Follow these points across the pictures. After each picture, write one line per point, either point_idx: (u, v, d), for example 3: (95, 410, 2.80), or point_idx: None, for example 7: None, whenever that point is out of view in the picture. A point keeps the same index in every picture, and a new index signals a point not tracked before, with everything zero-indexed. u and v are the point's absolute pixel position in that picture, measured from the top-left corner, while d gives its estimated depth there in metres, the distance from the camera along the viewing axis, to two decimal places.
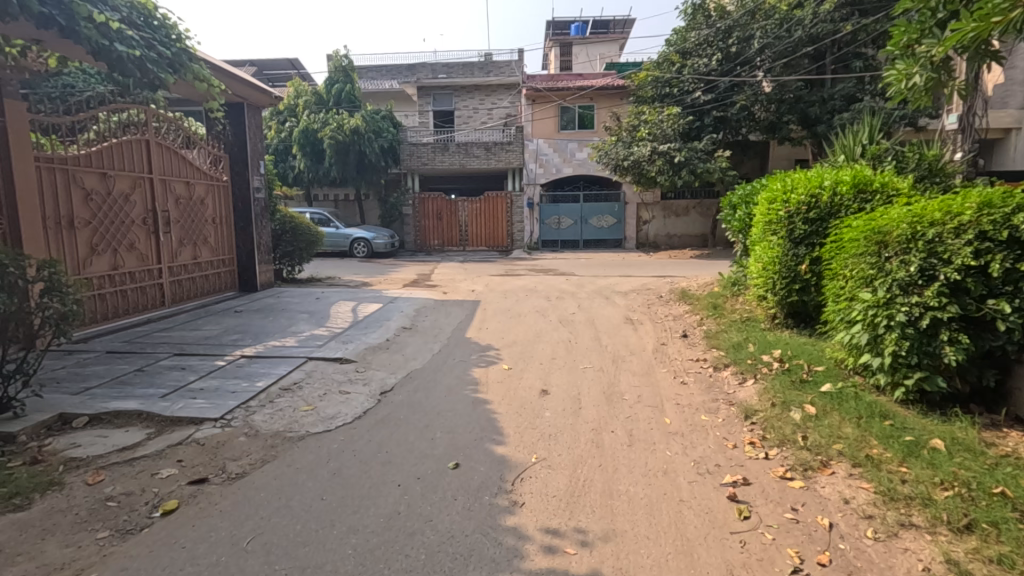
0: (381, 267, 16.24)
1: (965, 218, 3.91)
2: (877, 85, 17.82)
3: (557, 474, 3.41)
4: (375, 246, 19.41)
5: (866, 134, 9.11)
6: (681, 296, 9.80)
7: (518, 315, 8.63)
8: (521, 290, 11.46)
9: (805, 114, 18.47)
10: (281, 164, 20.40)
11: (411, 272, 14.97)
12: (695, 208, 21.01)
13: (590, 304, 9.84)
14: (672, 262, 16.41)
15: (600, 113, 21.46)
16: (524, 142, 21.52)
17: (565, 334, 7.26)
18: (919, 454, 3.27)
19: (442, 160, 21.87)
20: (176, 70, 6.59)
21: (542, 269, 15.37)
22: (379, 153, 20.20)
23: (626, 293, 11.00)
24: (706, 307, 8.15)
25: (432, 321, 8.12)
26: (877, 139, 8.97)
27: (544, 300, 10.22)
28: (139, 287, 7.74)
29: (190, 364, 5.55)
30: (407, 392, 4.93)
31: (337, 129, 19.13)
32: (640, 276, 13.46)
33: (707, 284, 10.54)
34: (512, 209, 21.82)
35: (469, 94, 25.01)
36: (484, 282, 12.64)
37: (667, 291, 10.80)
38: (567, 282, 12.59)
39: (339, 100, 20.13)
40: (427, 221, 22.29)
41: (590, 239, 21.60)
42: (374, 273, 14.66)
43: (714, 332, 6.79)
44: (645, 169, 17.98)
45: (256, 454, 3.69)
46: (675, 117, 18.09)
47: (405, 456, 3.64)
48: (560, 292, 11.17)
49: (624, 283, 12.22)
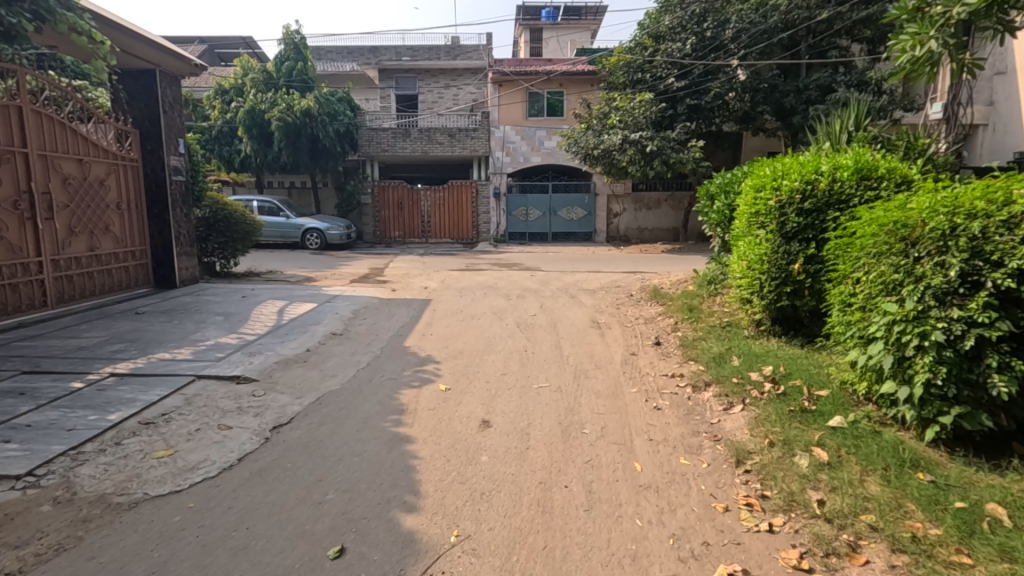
0: (332, 261, 14.98)
1: (1018, 208, 3.04)
2: (854, 76, 17.32)
3: (487, 566, 2.42)
4: (329, 238, 18.05)
5: (853, 119, 8.26)
6: (654, 296, 8.90)
7: (471, 318, 7.58)
8: (480, 287, 10.41)
9: (779, 104, 17.96)
10: (225, 147, 18.75)
11: (363, 266, 13.78)
12: (667, 201, 20.29)
13: (553, 304, 8.85)
14: (643, 257, 15.62)
15: (570, 100, 20.47)
16: (491, 129, 20.39)
17: (520, 342, 6.25)
18: (981, 533, 2.43)
19: (404, 146, 20.57)
20: (39, 16, 5.42)
21: (506, 264, 14.35)
22: (335, 137, 18.78)
23: (594, 291, 10.06)
24: (681, 309, 7.26)
25: (370, 325, 7.02)
26: (864, 125, 8.18)
27: (505, 300, 9.19)
28: (8, 285, 6.48)
29: (37, 386, 4.34)
30: (307, 425, 3.82)
31: (286, 110, 17.62)
32: (611, 272, 12.55)
33: (681, 283, 9.69)
34: (477, 199, 20.69)
35: (434, 78, 23.75)
36: (441, 279, 11.54)
37: (638, 290, 9.91)
38: (531, 278, 11.59)
39: (290, 80, 18.63)
40: (387, 211, 20.99)
41: (559, 232, 20.66)
42: (322, 267, 13.39)
43: (691, 340, 5.89)
44: (616, 159, 17.11)
45: (52, 535, 2.56)
46: (647, 104, 17.17)
47: (273, 536, 2.58)
48: (522, 290, 10.17)
49: (592, 280, 11.29)
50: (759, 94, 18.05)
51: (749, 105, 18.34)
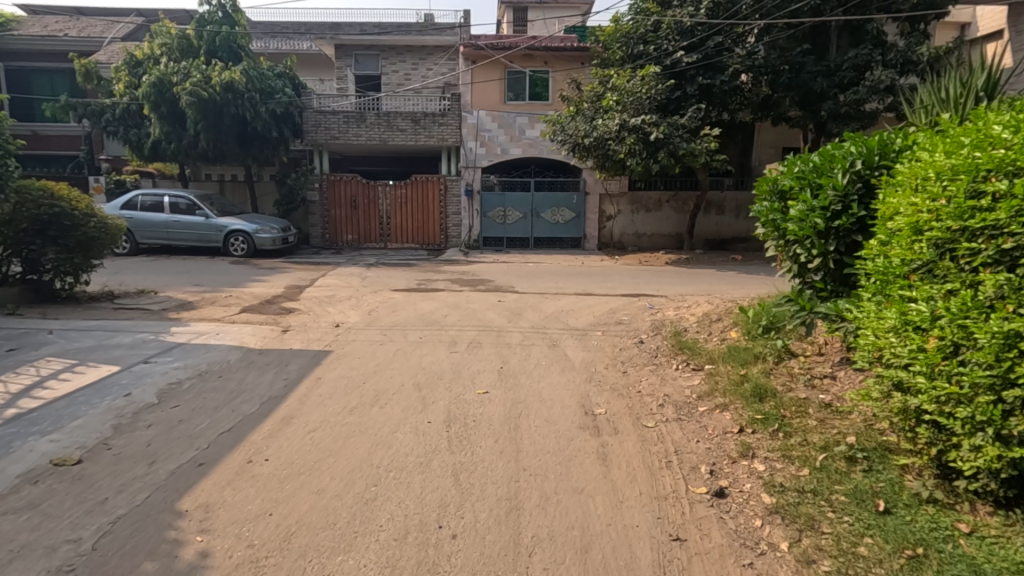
0: (247, 274, 11.67)
1: None
2: (901, 53, 14.45)
3: None
4: (258, 241, 14.65)
5: (983, 84, 5.36)
6: (682, 350, 5.69)
7: (370, 404, 4.30)
8: (416, 324, 7.13)
9: (807, 89, 15.05)
10: (133, 130, 15.31)
11: (281, 283, 10.45)
12: (669, 201, 17.18)
13: (524, 360, 5.65)
14: (645, 272, 12.52)
15: (557, 79, 17.34)
16: (462, 113, 17.12)
17: (446, 488, 3.06)
18: None
19: (358, 133, 17.16)
20: None
21: (471, 281, 11.14)
22: (270, 119, 15.38)
23: (584, 332, 6.84)
24: (742, 396, 4.14)
25: (164, 429, 3.69)
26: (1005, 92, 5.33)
27: (445, 352, 5.92)
28: None
29: None
30: None
31: (202, 83, 14.11)
32: (606, 296, 9.39)
33: (716, 323, 6.53)
34: (446, 197, 17.46)
35: (400, 57, 20.50)
36: (369, 308, 8.27)
37: (651, 332, 6.75)
38: (495, 307, 8.36)
39: (213, 49, 15.19)
40: (338, 210, 17.63)
41: (542, 237, 17.41)
42: (223, 284, 10.07)
43: (797, 506, 2.79)
44: (612, 150, 13.89)
45: None
46: (651, 81, 13.97)
47: None
48: (484, 329, 6.94)
49: (581, 310, 8.11)
50: (781, 77, 15.08)
51: (768, 88, 15.52)
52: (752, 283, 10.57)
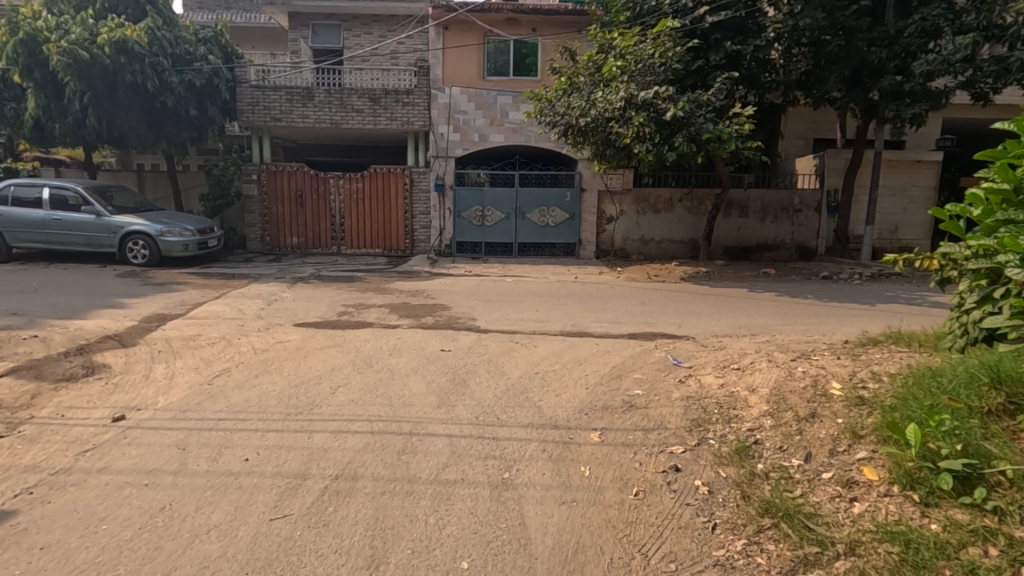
0: (116, 294, 8.56)
1: None
2: (981, 15, 11.00)
3: None
4: (162, 246, 11.46)
5: None
6: (779, 530, 2.63)
7: None
8: (266, 413, 3.98)
9: (861, 62, 11.88)
10: (10, 102, 12.22)
11: (144, 311, 7.32)
12: (681, 199, 14.05)
13: (419, 551, 2.49)
14: (658, 294, 9.40)
15: (547, 50, 14.24)
16: (431, 91, 13.93)
17: None
18: None
19: (304, 114, 13.82)
20: None
21: (420, 308, 8.01)
22: (186, 92, 12.27)
23: (567, 439, 3.67)
24: None
25: None
26: None
27: (259, 516, 2.73)
28: None
29: None
30: None
31: (84, 41, 11.02)
32: (605, 340, 6.29)
33: (814, 430, 3.38)
34: (412, 192, 14.32)
35: (366, 27, 17.32)
36: (223, 367, 5.08)
37: (692, 442, 3.57)
38: (430, 365, 5.22)
39: (114, 3, 12.13)
40: (280, 207, 14.46)
41: (528, 242, 14.28)
42: (52, 314, 6.97)
43: None
44: (615, 133, 10.76)
45: None
46: (666, 42, 10.83)
47: None
48: (381, 428, 3.76)
49: (567, 375, 4.97)
50: (825, 47, 11.98)
51: (807, 62, 12.42)
52: (813, 318, 7.42)
